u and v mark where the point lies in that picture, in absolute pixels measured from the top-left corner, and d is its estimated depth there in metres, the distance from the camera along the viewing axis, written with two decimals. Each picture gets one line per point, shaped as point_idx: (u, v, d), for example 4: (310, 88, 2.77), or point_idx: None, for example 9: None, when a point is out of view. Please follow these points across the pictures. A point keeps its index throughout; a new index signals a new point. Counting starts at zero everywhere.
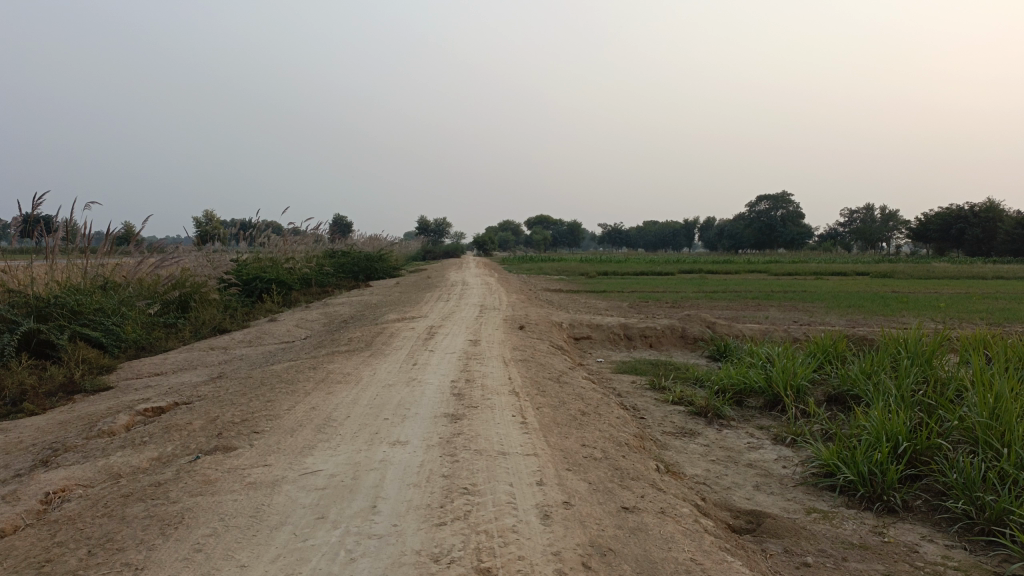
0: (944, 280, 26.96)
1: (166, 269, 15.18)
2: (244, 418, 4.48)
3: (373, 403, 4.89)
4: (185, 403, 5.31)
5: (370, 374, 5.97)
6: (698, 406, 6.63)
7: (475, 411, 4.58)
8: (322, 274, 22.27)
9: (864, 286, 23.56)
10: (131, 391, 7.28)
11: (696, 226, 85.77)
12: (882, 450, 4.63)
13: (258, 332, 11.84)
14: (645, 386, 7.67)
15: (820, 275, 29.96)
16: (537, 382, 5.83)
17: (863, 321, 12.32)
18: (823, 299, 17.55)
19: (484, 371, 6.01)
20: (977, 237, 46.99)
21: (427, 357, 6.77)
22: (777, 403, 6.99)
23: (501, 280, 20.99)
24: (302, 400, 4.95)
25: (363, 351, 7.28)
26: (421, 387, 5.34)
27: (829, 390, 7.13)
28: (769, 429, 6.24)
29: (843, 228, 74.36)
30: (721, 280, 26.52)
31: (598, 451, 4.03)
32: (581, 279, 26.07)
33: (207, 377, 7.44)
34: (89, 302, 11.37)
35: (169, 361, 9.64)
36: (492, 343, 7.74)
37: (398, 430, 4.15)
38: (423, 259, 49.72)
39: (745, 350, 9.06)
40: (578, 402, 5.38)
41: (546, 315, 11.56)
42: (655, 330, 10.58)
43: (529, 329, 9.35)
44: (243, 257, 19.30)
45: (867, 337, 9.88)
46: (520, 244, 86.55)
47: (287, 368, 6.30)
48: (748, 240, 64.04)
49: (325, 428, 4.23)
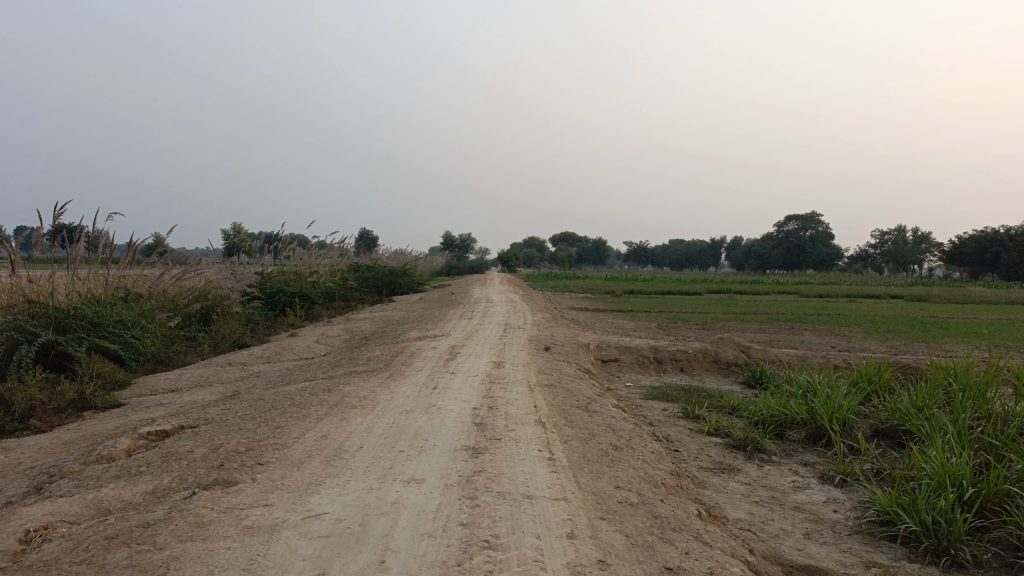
0: (983, 304, 26.21)
1: (188, 281, 15.03)
2: (249, 447, 4.15)
3: (389, 432, 4.54)
4: (191, 427, 4.99)
5: (388, 397, 5.63)
6: (737, 439, 6.20)
7: (498, 444, 4.22)
8: (346, 288, 22.10)
9: (901, 309, 22.85)
10: (142, 409, 7.02)
11: (722, 246, 84.82)
12: (948, 497, 4.19)
13: (278, 348, 11.59)
14: (678, 415, 7.24)
15: (853, 298, 29.28)
16: (565, 411, 5.45)
17: (904, 347, 11.79)
18: (858, 323, 16.93)
19: (508, 398, 5.64)
20: (1014, 262, 45.74)
21: (448, 380, 6.42)
22: (820, 437, 6.53)
23: (526, 298, 20.66)
24: (312, 427, 4.61)
25: (382, 372, 6.96)
26: (441, 414, 4.98)
27: (877, 424, 6.66)
28: (815, 466, 5.78)
29: (874, 250, 73.16)
30: (751, 300, 25.89)
31: (635, 494, 3.64)
32: (607, 297, 25.68)
33: (221, 395, 7.15)
34: (109, 314, 11.20)
35: (186, 377, 9.40)
36: (517, 366, 7.37)
37: (414, 466, 3.79)
38: (448, 273, 49.53)
39: (783, 377, 8.59)
40: (609, 435, 4.99)
41: (573, 335, 11.18)
42: (687, 354, 10.15)
43: (556, 351, 8.99)
44: (268, 269, 19.16)
45: (912, 366, 9.37)
46: (545, 260, 86.21)
47: (301, 390, 5.98)
48: (776, 261, 63.10)
49: (335, 462, 3.89)
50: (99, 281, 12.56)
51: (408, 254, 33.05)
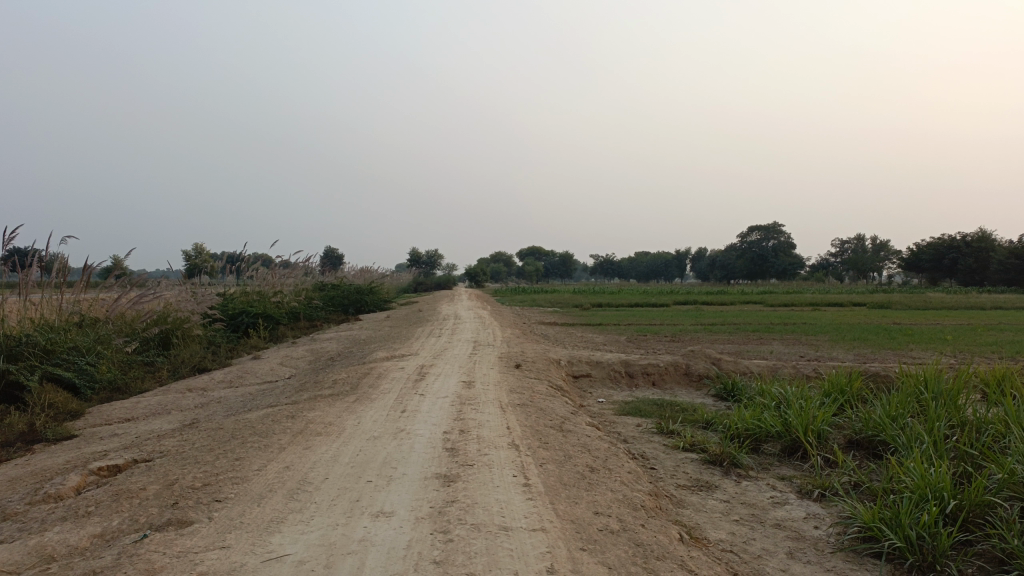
0: (944, 310, 26.65)
1: (147, 304, 14.60)
2: (206, 482, 3.92)
3: (355, 460, 4.33)
4: (145, 461, 4.72)
5: (354, 423, 5.42)
6: (713, 454, 6.10)
7: (470, 471, 4.04)
8: (311, 307, 21.72)
9: (865, 317, 23.13)
10: (95, 441, 6.68)
11: (687, 257, 85.56)
12: (932, 510, 4.12)
13: (240, 371, 11.26)
14: (653, 431, 7.12)
15: (817, 307, 29.63)
16: (539, 432, 5.29)
17: (872, 355, 11.85)
18: (825, 332, 17.03)
19: (479, 420, 5.46)
20: (970, 267, 46.76)
21: (417, 402, 6.21)
22: (796, 449, 6.46)
23: (495, 314, 20.50)
24: (274, 459, 4.38)
25: (348, 395, 6.73)
26: (410, 440, 4.79)
27: (851, 435, 6.61)
28: (793, 481, 5.69)
29: (835, 259, 74.44)
30: (718, 311, 25.99)
31: (615, 521, 3.49)
32: (574, 311, 25.61)
33: (180, 424, 6.86)
34: (63, 341, 10.79)
35: (143, 404, 9.04)
36: (488, 385, 7.19)
37: (382, 498, 3.60)
38: (414, 290, 49.17)
39: (756, 389, 8.53)
40: (584, 456, 4.83)
41: (543, 351, 11.02)
42: (658, 368, 10.06)
43: (526, 368, 8.83)
44: (230, 290, 18.73)
45: (882, 374, 9.39)
46: (512, 275, 86.22)
47: (263, 417, 5.73)
48: (740, 271, 63.80)
49: (298, 496, 3.68)
50: (52, 306, 12.11)
51: (375, 272, 32.69)
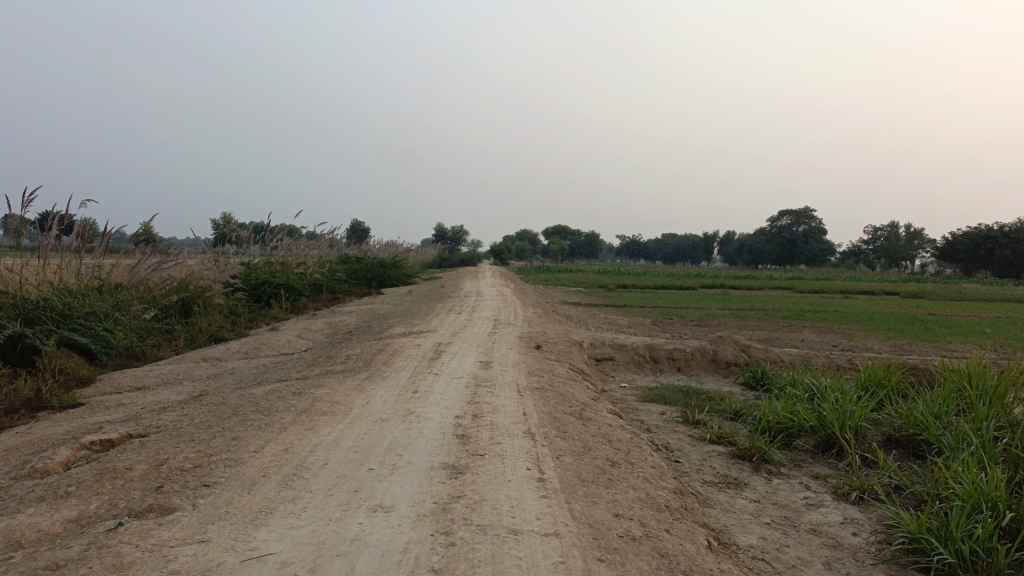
0: (979, 301, 25.97)
1: (168, 271, 14.45)
2: (197, 464, 3.65)
3: (359, 445, 4.04)
4: (140, 437, 4.46)
5: (362, 402, 5.13)
6: (742, 449, 5.74)
7: (481, 462, 3.72)
8: (334, 280, 21.55)
9: (898, 307, 22.48)
10: (101, 410, 6.48)
11: (715, 240, 84.35)
12: (988, 523, 3.75)
13: (256, 342, 11.07)
14: (678, 420, 6.76)
15: (848, 294, 28.97)
16: (557, 419, 4.96)
17: (908, 347, 11.36)
18: (857, 321, 16.46)
19: (494, 404, 5.14)
20: (1007, 258, 45.44)
21: (431, 383, 5.91)
22: (831, 445, 6.07)
23: (518, 292, 20.18)
24: (273, 440, 4.11)
25: (359, 372, 6.45)
26: (419, 424, 4.48)
27: (890, 433, 6.21)
28: (828, 481, 5.32)
29: (866, 246, 73.00)
30: (745, 296, 25.44)
31: (637, 525, 3.15)
32: (599, 291, 25.25)
33: (188, 395, 6.65)
34: (80, 306, 10.65)
35: (155, 373, 8.85)
36: (505, 367, 6.87)
37: (383, 490, 3.30)
38: (439, 266, 48.96)
39: (787, 379, 8.12)
40: (605, 447, 4.49)
41: (566, 332, 10.67)
42: (685, 353, 9.68)
43: (547, 349, 8.50)
44: (253, 260, 18.58)
45: (921, 368, 8.92)
46: (537, 254, 85.77)
47: (268, 393, 5.46)
48: (769, 256, 62.76)
49: (293, 483, 3.39)
50: (71, 271, 11.98)
51: (399, 246, 32.46)
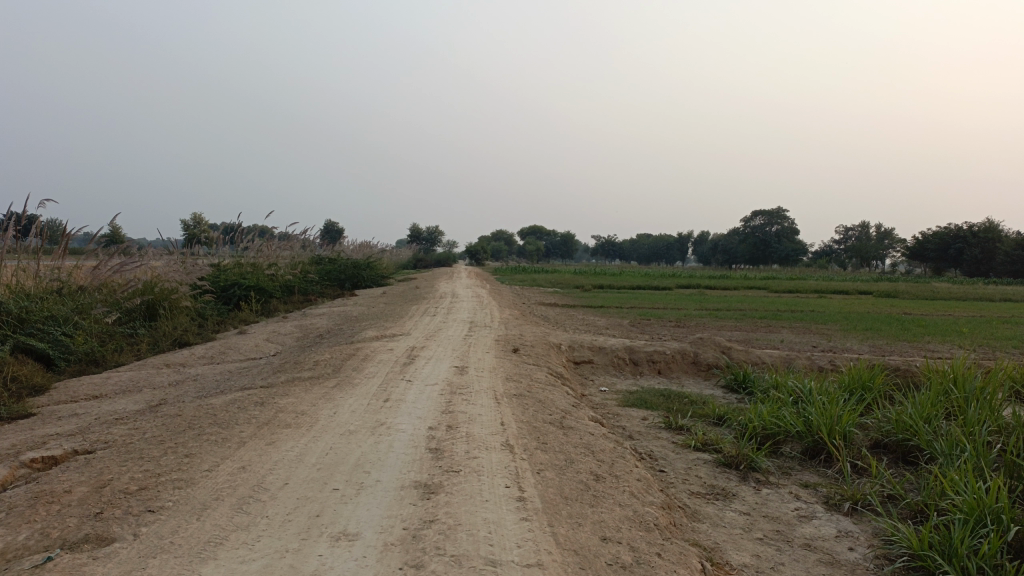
0: (950, 300, 26.20)
1: (133, 273, 13.97)
2: (144, 486, 3.33)
3: (323, 461, 3.73)
4: (84, 455, 4.08)
5: (329, 413, 4.82)
6: (729, 456, 5.51)
7: (455, 479, 3.43)
8: (306, 282, 21.10)
9: (873, 306, 22.51)
10: (51, 421, 6.08)
11: (689, 240, 84.67)
12: (993, 538, 3.55)
13: (222, 347, 10.66)
14: (660, 426, 6.53)
15: (822, 293, 29.04)
16: (536, 429, 4.69)
17: (888, 347, 11.25)
18: (834, 320, 16.40)
19: (470, 413, 4.85)
20: (975, 258, 46.03)
21: (403, 390, 5.60)
22: (819, 452, 5.87)
23: (494, 293, 19.89)
24: (229, 456, 3.79)
25: (328, 379, 6.11)
26: (390, 437, 4.18)
27: (879, 438, 6.03)
28: (818, 490, 5.11)
29: (838, 245, 73.70)
30: (721, 296, 25.39)
31: (627, 551, 2.89)
32: (576, 292, 25.02)
33: (146, 405, 6.28)
34: (36, 310, 10.17)
35: (114, 380, 8.45)
36: (482, 372, 6.58)
37: (348, 514, 3.00)
38: (414, 266, 48.55)
39: (770, 382, 7.93)
40: (588, 460, 4.22)
41: (543, 334, 10.41)
42: (665, 355, 9.46)
43: (524, 353, 8.23)
44: (222, 261, 18.10)
45: (903, 369, 8.78)
46: (511, 254, 85.62)
47: (229, 404, 5.11)
48: (743, 256, 63.13)
49: (248, 507, 3.09)
50: (29, 273, 11.48)
51: (373, 246, 32.01)
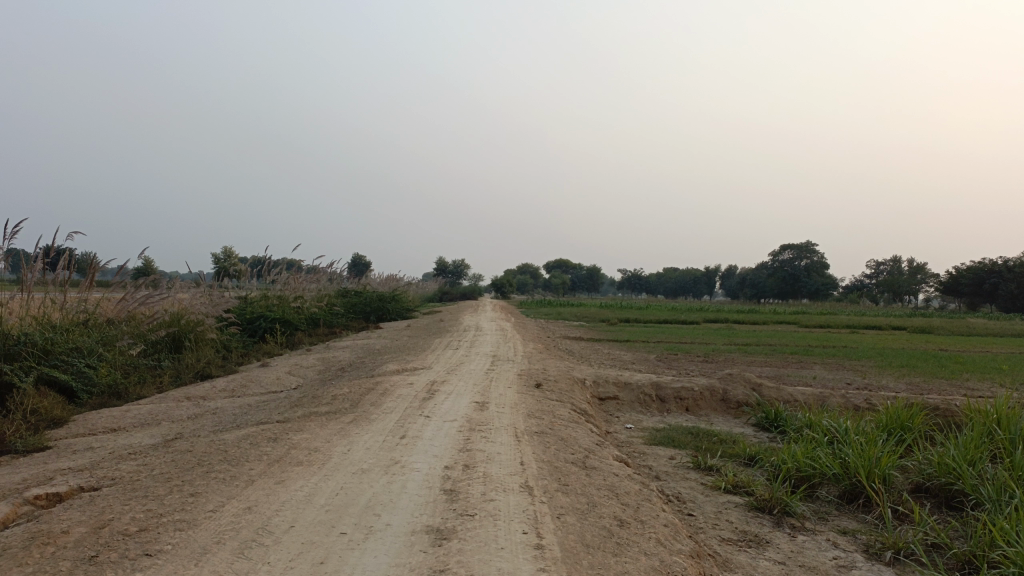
0: (987, 336, 25.49)
1: (159, 305, 14.03)
2: (144, 527, 3.18)
3: (333, 502, 3.56)
4: (89, 492, 3.94)
5: (343, 449, 4.66)
6: (761, 500, 5.24)
7: (470, 524, 3.24)
8: (331, 315, 21.10)
9: (907, 342, 21.94)
10: (65, 455, 5.99)
11: (717, 274, 83.95)
12: None
13: (243, 379, 10.58)
14: (688, 466, 6.27)
15: (854, 329, 28.45)
16: (557, 469, 4.48)
17: (926, 385, 10.86)
18: (868, 356, 15.95)
19: (488, 452, 4.65)
20: (1012, 293, 44.96)
21: (420, 427, 5.43)
22: (856, 496, 5.58)
23: (519, 326, 19.72)
24: (235, 496, 3.64)
25: (344, 415, 5.96)
26: (404, 477, 4.00)
27: (921, 482, 5.73)
28: (857, 538, 4.83)
29: (868, 280, 72.56)
30: (750, 331, 24.94)
31: None
32: (601, 326, 24.74)
33: (161, 439, 6.17)
34: (61, 341, 10.20)
35: (133, 413, 8.37)
36: (503, 408, 6.39)
37: (354, 561, 2.83)
38: (439, 299, 48.57)
39: (803, 421, 7.63)
40: (612, 503, 4.00)
41: (567, 369, 10.20)
42: (692, 392, 9.19)
43: (547, 388, 8.02)
44: (248, 293, 18.16)
45: (943, 408, 8.43)
46: (537, 288, 85.46)
47: (242, 439, 4.97)
48: (771, 290, 62.35)
49: (249, 552, 2.92)
50: (56, 304, 11.56)
51: (399, 279, 32.06)
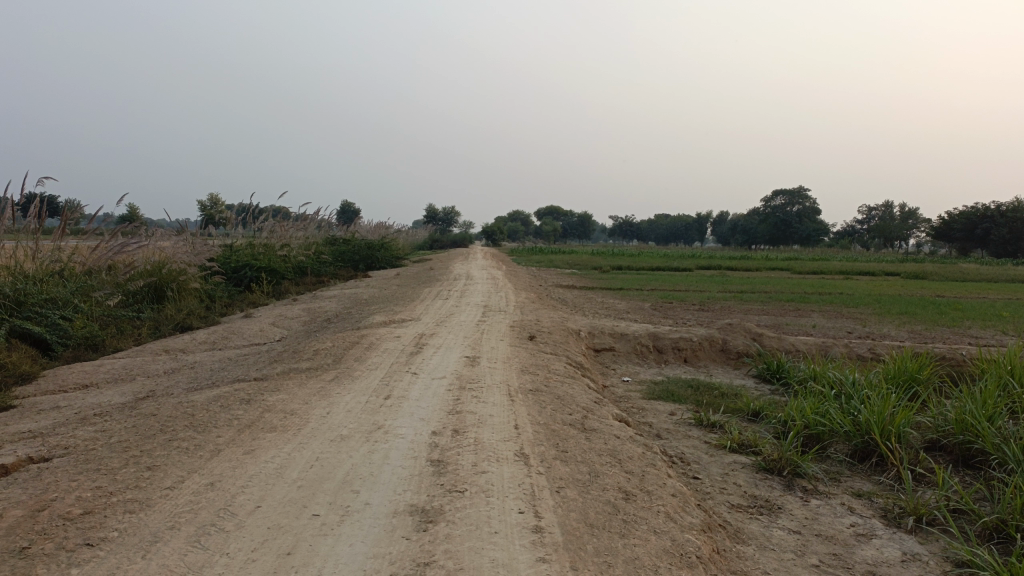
0: (980, 282, 25.25)
1: (138, 255, 13.52)
2: (88, 510, 2.80)
3: (307, 476, 3.19)
4: (38, 465, 3.52)
5: (320, 413, 4.28)
6: (770, 461, 4.92)
7: (458, 504, 2.87)
8: (319, 263, 20.60)
9: (903, 288, 21.63)
10: (28, 415, 5.60)
11: (709, 220, 83.20)
12: None
13: (225, 331, 10.15)
14: (690, 423, 5.94)
15: (849, 275, 28.10)
16: (555, 433, 4.12)
17: (929, 334, 10.55)
18: (865, 304, 15.64)
19: (480, 415, 4.28)
20: (1004, 238, 44.66)
21: (406, 386, 5.05)
22: (869, 454, 5.28)
23: (511, 275, 19.30)
24: (197, 470, 3.27)
25: (325, 372, 5.57)
26: (386, 445, 3.63)
27: (936, 438, 5.44)
28: (874, 502, 4.53)
29: (860, 225, 72.21)
30: (743, 278, 24.54)
31: None
32: (593, 274, 24.37)
33: (132, 398, 5.78)
34: (33, 293, 9.75)
35: (109, 368, 7.98)
36: (495, 364, 6.01)
37: (325, 551, 2.46)
38: (430, 247, 47.85)
39: (807, 373, 7.32)
40: (616, 472, 3.64)
41: (562, 319, 9.83)
42: (691, 342, 8.87)
43: (542, 340, 7.66)
44: (232, 241, 17.61)
45: (950, 358, 8.12)
46: (528, 234, 84.78)
47: (212, 402, 4.58)
48: (763, 236, 61.93)
49: (206, 541, 2.55)
50: (29, 253, 11.02)
51: (388, 227, 31.37)
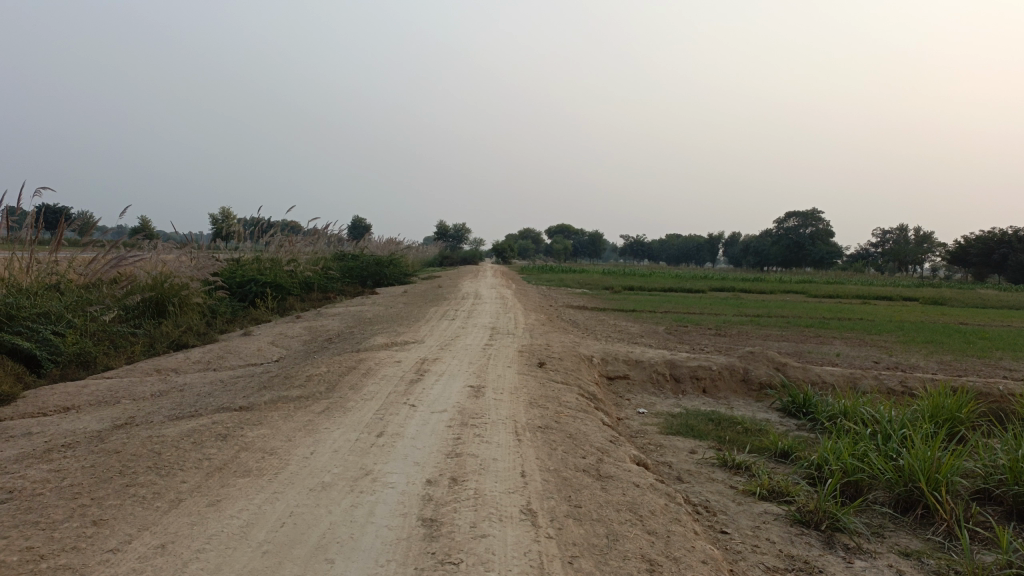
0: (1001, 309, 24.57)
1: (140, 268, 13.14)
2: None
3: (276, 538, 2.71)
4: None
5: (301, 454, 3.80)
6: (807, 513, 4.39)
7: None
8: (327, 279, 20.20)
9: (923, 315, 21.00)
10: None
11: (721, 241, 82.57)
12: None
13: (222, 350, 9.72)
14: (713, 463, 5.43)
15: (866, 300, 27.46)
16: (567, 482, 3.63)
17: (960, 365, 10.00)
18: (889, 331, 15.06)
19: (482, 459, 3.80)
20: (1022, 263, 43.88)
21: (402, 421, 4.57)
22: (913, 505, 4.76)
23: (521, 295, 18.83)
24: (150, 527, 2.80)
25: (316, 403, 5.09)
26: (372, 498, 3.15)
27: (987, 487, 4.90)
28: (926, 563, 4.01)
29: (875, 249, 71.36)
30: (760, 301, 23.95)
31: None
32: (604, 294, 23.85)
33: (108, 426, 5.33)
34: (25, 307, 9.35)
35: (96, 389, 7.55)
36: (501, 395, 5.53)
37: None
38: (440, 264, 47.47)
39: (837, 408, 6.80)
40: (638, 533, 3.16)
41: (574, 344, 9.35)
42: (711, 372, 8.36)
43: (552, 368, 7.18)
44: (238, 255, 17.23)
45: (988, 394, 7.57)
46: (539, 252, 84.36)
47: (185, 437, 4.11)
48: (777, 258, 61.23)
49: None
50: (24, 265, 10.65)
51: (399, 242, 30.99)
